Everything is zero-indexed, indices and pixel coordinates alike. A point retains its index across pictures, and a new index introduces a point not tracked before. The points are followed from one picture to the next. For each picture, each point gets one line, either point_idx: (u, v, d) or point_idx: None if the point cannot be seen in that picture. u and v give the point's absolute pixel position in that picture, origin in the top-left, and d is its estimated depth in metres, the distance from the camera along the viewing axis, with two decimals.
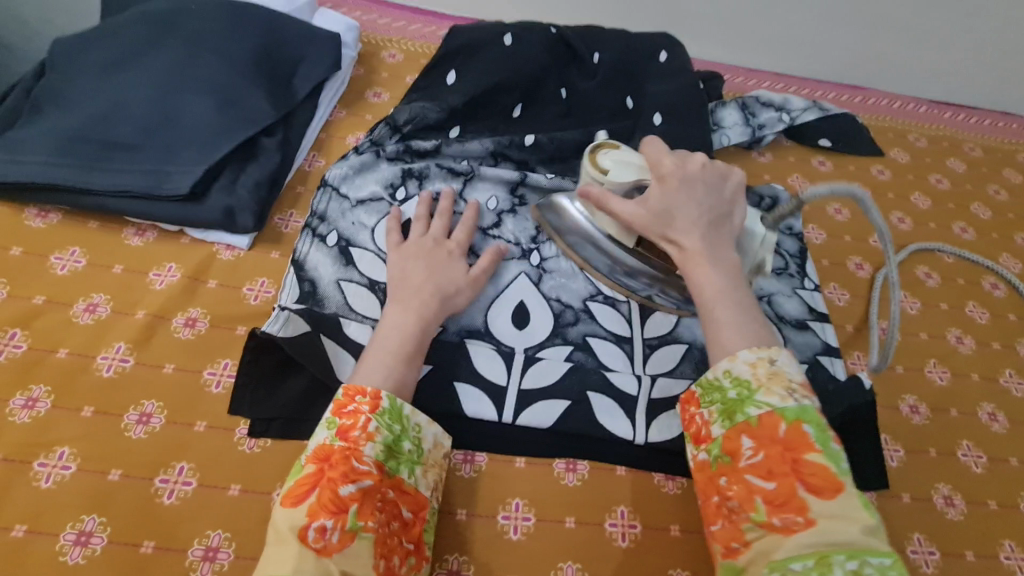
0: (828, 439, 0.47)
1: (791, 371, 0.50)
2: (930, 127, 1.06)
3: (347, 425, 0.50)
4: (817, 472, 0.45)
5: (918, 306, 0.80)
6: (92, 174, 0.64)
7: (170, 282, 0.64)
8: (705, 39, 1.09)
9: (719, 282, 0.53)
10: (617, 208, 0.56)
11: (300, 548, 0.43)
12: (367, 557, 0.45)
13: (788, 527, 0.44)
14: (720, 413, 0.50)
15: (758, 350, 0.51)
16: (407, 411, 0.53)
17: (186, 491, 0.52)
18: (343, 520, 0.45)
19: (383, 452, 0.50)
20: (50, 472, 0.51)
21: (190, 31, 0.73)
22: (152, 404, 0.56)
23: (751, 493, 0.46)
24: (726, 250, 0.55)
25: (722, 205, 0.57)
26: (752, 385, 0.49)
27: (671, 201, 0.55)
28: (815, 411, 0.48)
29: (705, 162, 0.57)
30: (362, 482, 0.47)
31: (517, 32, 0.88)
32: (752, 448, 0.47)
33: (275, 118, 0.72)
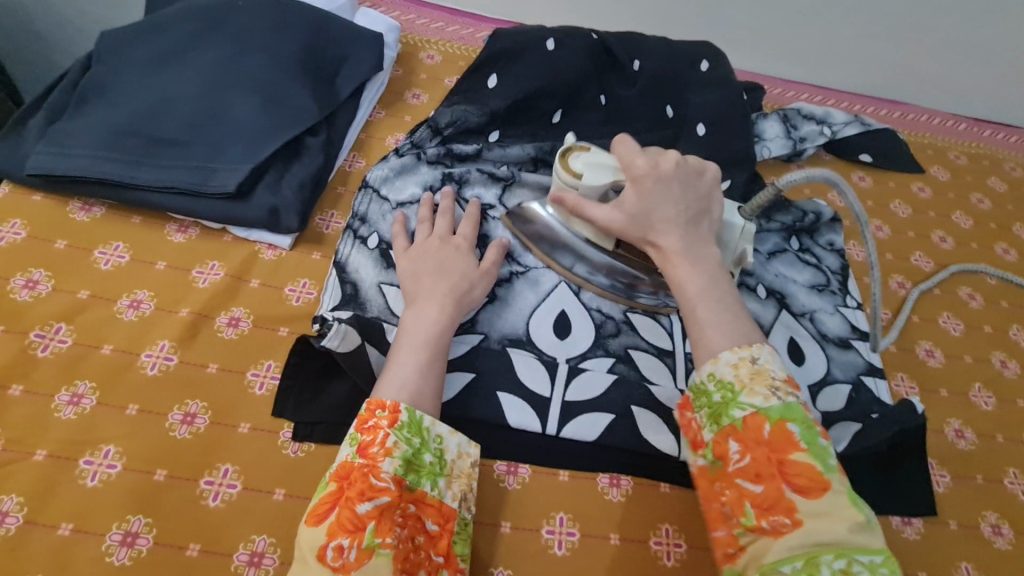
0: (814, 434, 0.46)
1: (775, 368, 0.49)
2: (970, 145, 1.04)
3: (367, 442, 0.48)
4: (803, 472, 0.45)
5: (961, 328, 0.79)
6: (139, 169, 0.64)
7: (213, 280, 0.64)
8: (744, 49, 1.08)
9: (698, 280, 0.55)
10: (592, 213, 0.60)
11: (319, 568, 0.42)
12: (386, 574, 0.43)
13: (778, 530, 0.44)
14: (708, 418, 0.50)
15: (740, 350, 0.50)
16: (427, 422, 0.51)
17: (230, 494, 0.52)
18: (359, 538, 0.43)
19: (402, 467, 0.48)
20: (96, 470, 0.51)
21: (238, 27, 0.73)
22: (196, 404, 0.56)
23: (741, 498, 0.46)
24: (705, 247, 0.57)
25: (701, 203, 0.59)
26: (735, 387, 0.48)
27: (648, 202, 0.57)
28: (800, 407, 0.47)
29: (678, 161, 0.59)
30: (378, 500, 0.45)
31: (559, 37, 0.87)
32: (740, 452, 0.47)
33: (319, 118, 0.71)
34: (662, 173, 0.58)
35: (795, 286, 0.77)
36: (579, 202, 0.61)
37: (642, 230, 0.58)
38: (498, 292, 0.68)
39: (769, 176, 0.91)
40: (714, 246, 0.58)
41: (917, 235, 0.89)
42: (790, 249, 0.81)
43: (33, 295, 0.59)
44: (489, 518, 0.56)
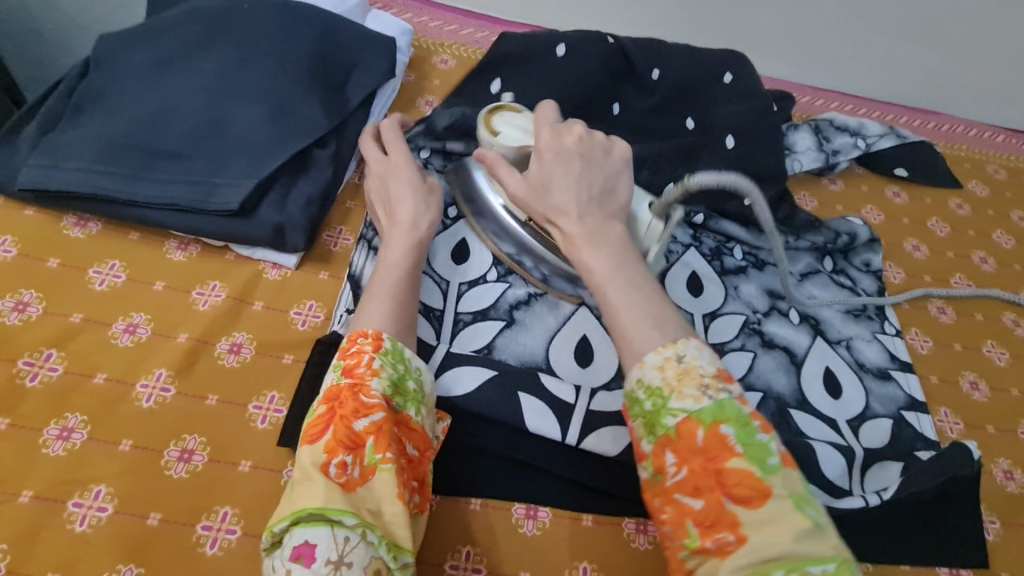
0: (752, 432, 0.41)
1: (702, 363, 0.43)
2: (1009, 158, 0.99)
3: (351, 364, 0.46)
4: (743, 480, 0.39)
5: (1007, 357, 0.74)
6: (137, 184, 0.60)
7: (215, 302, 0.60)
8: (772, 55, 1.03)
9: (606, 262, 0.49)
10: (504, 175, 0.56)
11: (325, 483, 0.41)
12: (390, 488, 0.42)
13: (722, 549, 0.38)
14: (642, 428, 0.43)
15: (664, 350, 0.43)
16: (408, 352, 0.50)
17: (229, 540, 0.48)
18: (360, 455, 0.43)
19: (390, 388, 0.46)
20: (85, 514, 0.47)
21: (242, 31, 0.69)
22: (194, 439, 0.52)
23: (683, 517, 0.40)
24: (608, 227, 0.51)
25: (608, 176, 0.54)
26: (664, 391, 0.42)
27: (550, 174, 0.53)
28: (733, 404, 0.41)
29: (582, 134, 0.55)
30: (373, 416, 0.44)
31: (572, 44, 0.83)
32: (677, 465, 0.41)
33: (328, 128, 0.67)
34: (564, 146, 0.55)
35: (830, 311, 0.73)
36: (497, 160, 0.57)
37: (543, 206, 0.53)
38: (516, 316, 0.65)
39: (799, 190, 0.87)
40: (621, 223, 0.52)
41: (957, 255, 0.84)
42: (823, 270, 0.76)
43: (22, 319, 0.56)
44: (507, 568, 0.52)
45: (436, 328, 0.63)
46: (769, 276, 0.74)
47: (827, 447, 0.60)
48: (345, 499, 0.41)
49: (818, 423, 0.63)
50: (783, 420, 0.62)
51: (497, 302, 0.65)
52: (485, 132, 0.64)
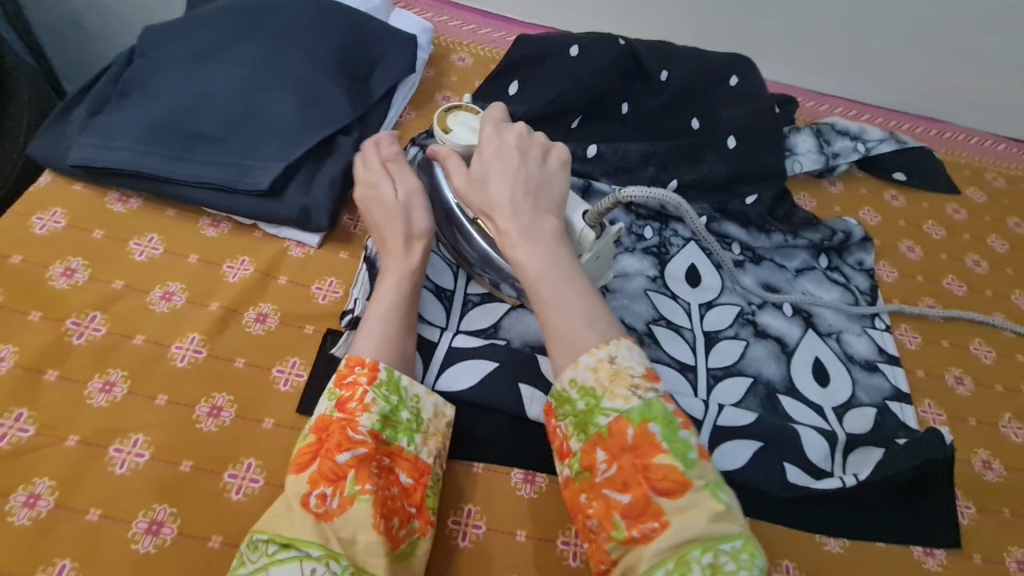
0: (675, 430, 0.44)
1: (632, 363, 0.46)
2: (1008, 166, 1.02)
3: (346, 397, 0.51)
4: (665, 475, 0.43)
5: (993, 356, 0.77)
6: (176, 164, 0.65)
7: (243, 275, 0.65)
8: (779, 61, 1.06)
9: (537, 259, 0.50)
10: (451, 167, 0.57)
11: (302, 514, 0.45)
12: (367, 519, 0.46)
13: (647, 536, 0.43)
14: (574, 427, 0.47)
15: (597, 351, 0.46)
16: (404, 383, 0.54)
17: (253, 488, 0.53)
18: (341, 487, 0.47)
19: (379, 422, 0.50)
20: (124, 458, 0.52)
21: (275, 25, 0.74)
22: (222, 397, 0.57)
23: (609, 510, 0.44)
24: (543, 221, 0.52)
25: (545, 176, 0.54)
26: (597, 392, 0.45)
27: (486, 171, 0.54)
28: (660, 404, 0.45)
29: (522, 132, 0.56)
30: (357, 450, 0.48)
31: (585, 44, 0.87)
32: (606, 461, 0.45)
33: (352, 118, 0.72)
34: (505, 143, 0.56)
35: (822, 305, 0.76)
36: (449, 153, 0.57)
37: (480, 203, 0.54)
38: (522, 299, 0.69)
39: (799, 191, 0.90)
40: (554, 217, 0.53)
41: (950, 257, 0.87)
42: (818, 267, 0.80)
43: (70, 283, 0.61)
44: (504, 526, 0.56)
45: (446, 307, 0.67)
46: (765, 271, 0.78)
47: (810, 431, 0.64)
48: (316, 530, 0.44)
49: (804, 408, 0.67)
50: (771, 404, 0.66)
51: None
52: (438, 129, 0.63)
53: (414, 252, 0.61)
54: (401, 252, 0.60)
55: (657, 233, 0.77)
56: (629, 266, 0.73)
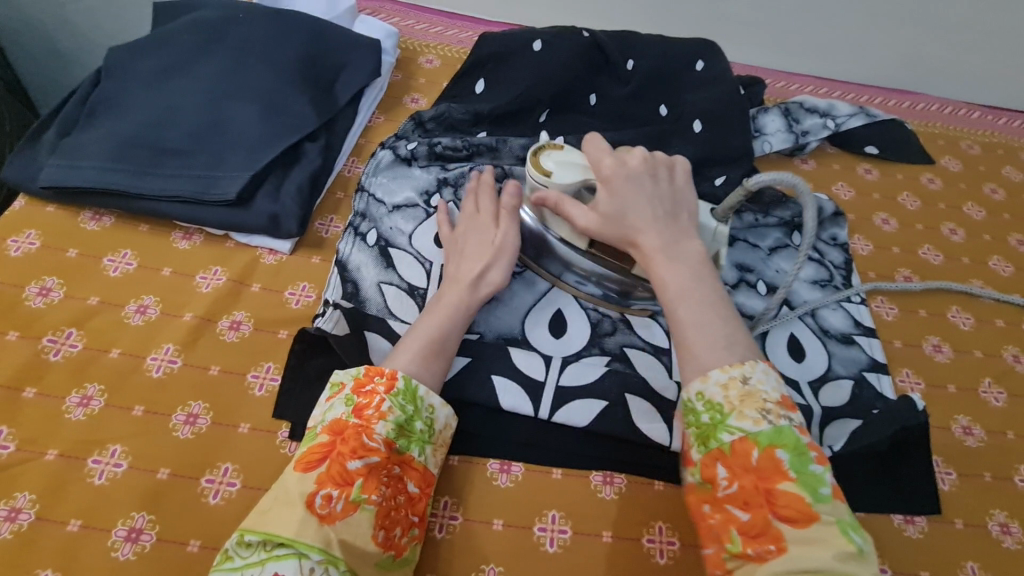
0: (806, 461, 0.45)
1: (766, 388, 0.48)
2: (983, 134, 1.02)
3: (363, 404, 0.51)
4: (792, 501, 0.43)
5: (971, 322, 0.77)
6: (145, 179, 0.66)
7: (216, 285, 0.66)
8: (746, 43, 1.07)
9: (683, 279, 0.54)
10: (571, 211, 0.60)
11: (305, 513, 0.45)
12: (367, 528, 0.46)
13: (762, 557, 0.43)
14: (696, 438, 0.49)
15: (730, 368, 0.49)
16: (421, 392, 0.54)
17: (230, 491, 0.54)
18: (347, 491, 0.47)
19: (394, 431, 0.51)
20: (103, 469, 0.53)
21: (239, 38, 0.75)
22: (198, 405, 0.58)
23: (728, 523, 0.45)
24: (684, 243, 0.57)
25: (675, 196, 0.60)
26: (724, 409, 0.48)
27: (619, 199, 0.58)
28: (792, 432, 0.46)
29: (645, 157, 0.60)
30: (368, 459, 0.48)
31: (548, 38, 0.88)
32: (728, 478, 0.46)
33: (317, 124, 0.73)
34: (630, 169, 0.60)
35: (796, 282, 0.76)
36: (561, 199, 0.60)
37: (617, 231, 0.58)
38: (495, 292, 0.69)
39: (771, 170, 0.90)
40: (696, 240, 0.57)
41: (926, 227, 0.87)
42: (791, 244, 0.80)
43: (46, 302, 0.62)
44: (481, 515, 0.57)
45: (419, 304, 0.68)
46: (739, 251, 0.78)
47: None
48: (318, 533, 0.45)
49: (780, 383, 0.67)
50: None
51: None
52: (537, 174, 0.63)
53: (480, 292, 0.62)
54: (465, 287, 0.61)
55: None
56: None
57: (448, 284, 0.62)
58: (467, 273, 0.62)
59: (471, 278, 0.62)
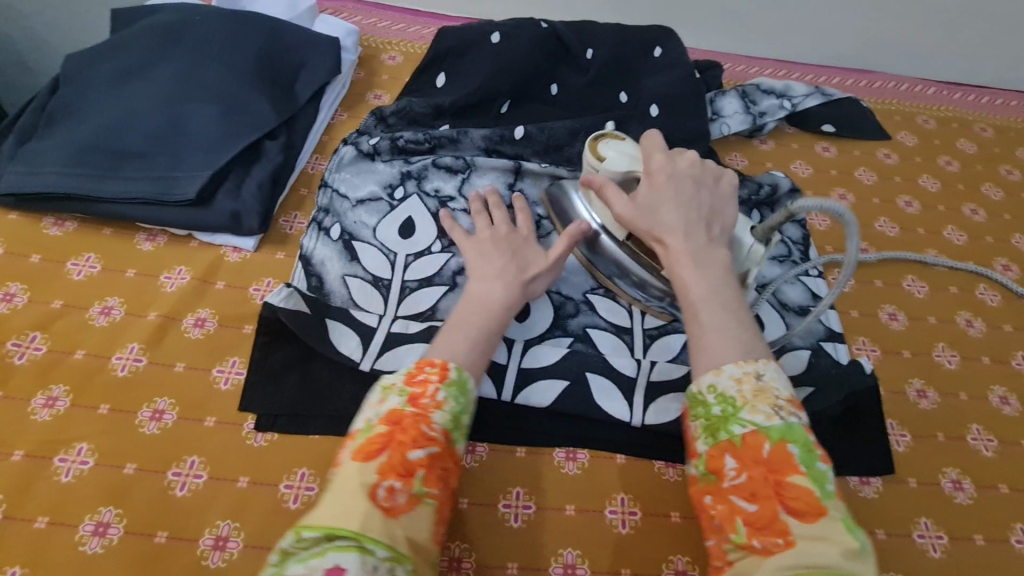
0: (813, 458, 0.45)
1: (779, 386, 0.48)
2: (939, 109, 1.04)
3: (418, 393, 0.49)
4: (800, 495, 0.43)
5: (926, 290, 0.79)
6: (104, 182, 0.67)
7: (180, 284, 0.67)
8: (706, 29, 1.09)
9: (704, 281, 0.53)
10: (612, 197, 0.60)
11: (368, 506, 0.43)
12: (427, 523, 0.45)
13: (768, 549, 0.42)
14: (704, 430, 0.48)
15: (745, 364, 0.49)
16: (472, 383, 0.52)
17: (196, 483, 0.54)
18: (409, 484, 0.45)
19: (449, 422, 0.49)
20: (69, 467, 0.54)
21: (195, 40, 0.76)
22: (164, 401, 0.59)
23: (734, 515, 0.45)
24: (711, 249, 0.56)
25: (716, 203, 0.60)
26: (737, 402, 0.47)
27: (658, 197, 0.58)
28: (801, 429, 0.46)
29: (695, 160, 0.61)
30: (429, 449, 0.47)
31: (506, 30, 0.89)
32: (737, 470, 0.46)
33: (277, 122, 0.74)
34: (676, 168, 0.60)
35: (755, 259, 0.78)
36: (606, 183, 0.61)
37: (648, 224, 0.58)
38: (458, 280, 0.71)
39: (730, 152, 0.92)
40: (724, 249, 0.57)
41: (882, 200, 0.89)
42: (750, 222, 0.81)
43: (10, 307, 0.63)
44: None
45: (384, 295, 0.69)
46: None
47: None
48: (384, 528, 0.42)
49: None
50: None
51: (441, 270, 0.72)
52: (590, 157, 0.66)
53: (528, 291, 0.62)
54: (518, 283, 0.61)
55: None
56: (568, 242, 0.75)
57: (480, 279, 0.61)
58: (517, 270, 0.62)
59: (520, 276, 0.61)
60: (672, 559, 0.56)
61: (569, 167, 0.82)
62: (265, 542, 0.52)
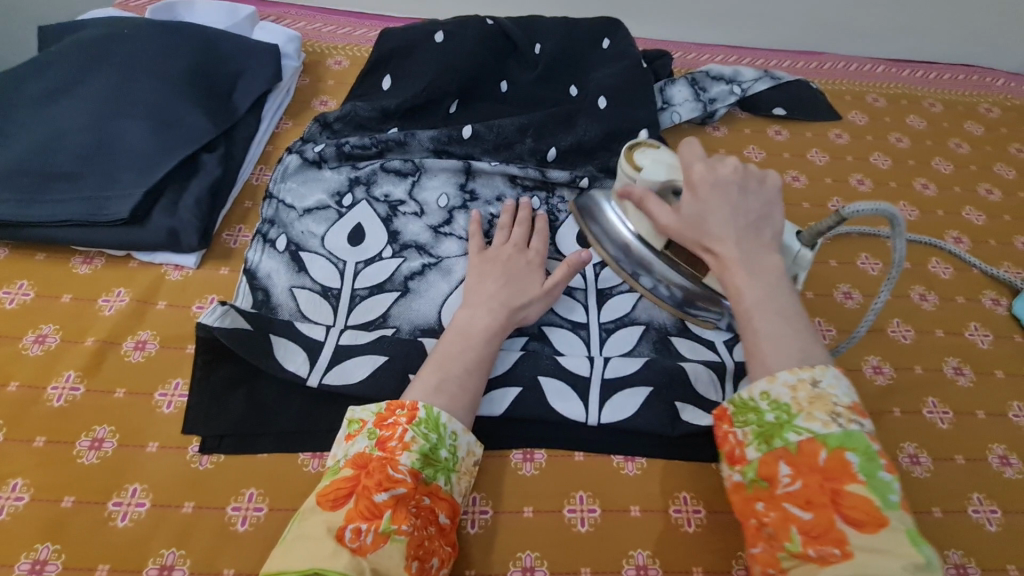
0: (875, 467, 0.44)
1: (838, 393, 0.46)
2: (888, 86, 1.05)
3: (386, 436, 0.50)
4: (859, 504, 0.42)
5: (880, 267, 0.79)
6: (33, 206, 0.64)
7: (119, 306, 0.64)
8: (656, 19, 1.09)
9: (758, 290, 0.50)
10: (654, 210, 0.56)
11: (335, 547, 0.43)
12: (399, 559, 0.44)
13: (825, 558, 0.42)
14: (755, 436, 0.48)
15: (800, 371, 0.47)
16: (443, 419, 0.52)
17: (139, 512, 0.53)
18: (376, 523, 0.45)
19: (419, 461, 0.49)
20: (3, 504, 0.52)
21: (124, 54, 0.74)
22: (103, 429, 0.57)
23: (787, 522, 0.44)
24: (766, 255, 0.52)
25: (764, 208, 0.54)
26: (791, 409, 0.46)
27: (703, 204, 0.54)
28: (862, 437, 0.45)
29: (737, 167, 0.55)
30: (395, 491, 0.47)
31: (450, 29, 0.88)
32: (791, 476, 0.45)
33: (214, 134, 0.72)
34: (720, 176, 0.55)
35: None
36: (646, 194, 0.57)
37: (696, 233, 0.54)
38: (410, 285, 0.70)
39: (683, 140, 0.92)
40: (778, 254, 0.53)
41: (835, 180, 0.90)
42: None
43: None
44: None
45: (333, 305, 0.68)
46: None
47: (698, 365, 0.65)
48: (350, 563, 0.42)
49: (696, 345, 0.68)
50: (663, 346, 0.67)
51: (392, 275, 0.70)
52: (626, 167, 0.61)
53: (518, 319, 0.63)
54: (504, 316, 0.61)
55: (544, 204, 0.79)
56: None
57: (472, 309, 0.62)
58: (511, 299, 0.63)
59: (510, 307, 0.62)
60: (633, 554, 0.55)
61: (520, 164, 0.80)
62: (212, 568, 0.51)
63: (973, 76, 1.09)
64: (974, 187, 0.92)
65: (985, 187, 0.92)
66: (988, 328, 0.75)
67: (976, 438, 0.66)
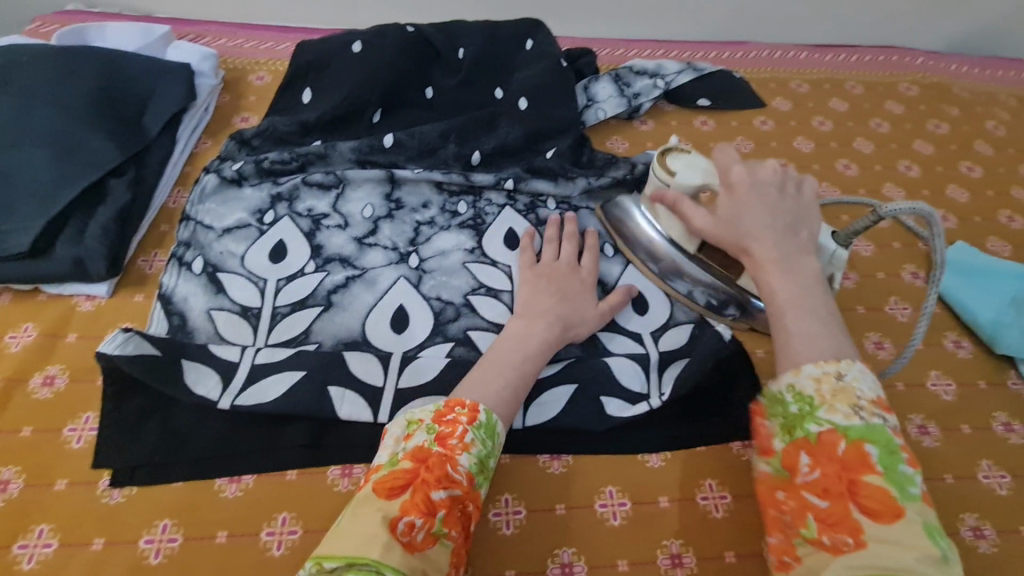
0: (896, 460, 0.44)
1: (862, 387, 0.47)
2: (812, 72, 1.08)
3: (446, 433, 0.49)
4: (875, 495, 0.43)
5: None
6: None
7: (27, 342, 0.63)
8: (583, 17, 1.09)
9: (793, 288, 0.52)
10: (689, 211, 0.59)
11: (389, 538, 0.42)
12: (443, 564, 0.44)
13: (837, 548, 0.42)
14: (780, 428, 0.48)
15: (825, 364, 0.48)
16: (500, 429, 0.52)
17: (45, 553, 0.51)
18: (430, 522, 0.44)
19: (476, 466, 0.49)
20: None
21: (23, 83, 0.72)
22: (9, 470, 0.55)
23: (805, 510, 0.45)
24: (801, 257, 0.54)
25: (800, 211, 0.56)
26: (814, 401, 0.47)
27: (740, 204, 0.56)
28: (884, 430, 0.45)
29: (777, 169, 0.57)
30: (453, 492, 0.46)
31: (368, 38, 0.87)
32: (810, 466, 0.45)
33: (122, 159, 0.71)
34: (759, 177, 0.57)
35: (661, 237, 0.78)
36: (679, 198, 0.60)
37: (731, 232, 0.56)
38: (333, 299, 0.69)
39: (610, 136, 0.93)
40: (813, 256, 0.54)
41: None
42: None
43: None
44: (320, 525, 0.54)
45: (254, 324, 0.67)
46: (584, 218, 0.78)
47: (622, 359, 0.65)
48: (403, 560, 0.42)
49: (622, 339, 0.68)
50: (590, 342, 0.68)
51: (315, 291, 0.69)
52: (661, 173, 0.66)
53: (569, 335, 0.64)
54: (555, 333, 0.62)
55: (472, 207, 0.78)
56: (445, 244, 0.74)
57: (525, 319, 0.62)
58: (563, 316, 0.64)
59: (564, 325, 0.63)
60: (559, 553, 0.55)
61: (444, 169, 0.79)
62: None
63: (893, 56, 1.12)
64: (894, 165, 0.95)
65: (904, 164, 0.94)
66: (907, 301, 0.77)
67: (896, 409, 0.67)
